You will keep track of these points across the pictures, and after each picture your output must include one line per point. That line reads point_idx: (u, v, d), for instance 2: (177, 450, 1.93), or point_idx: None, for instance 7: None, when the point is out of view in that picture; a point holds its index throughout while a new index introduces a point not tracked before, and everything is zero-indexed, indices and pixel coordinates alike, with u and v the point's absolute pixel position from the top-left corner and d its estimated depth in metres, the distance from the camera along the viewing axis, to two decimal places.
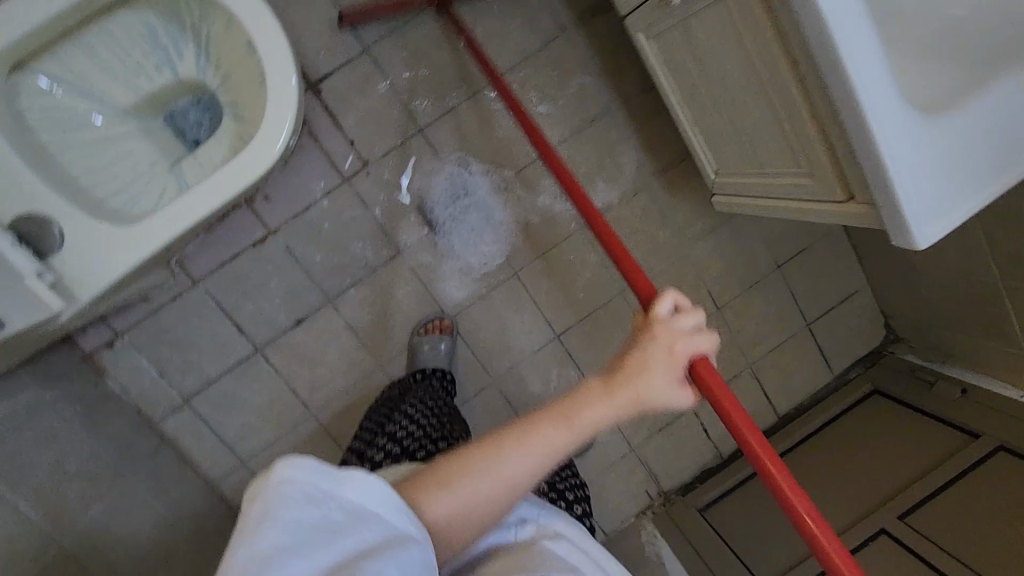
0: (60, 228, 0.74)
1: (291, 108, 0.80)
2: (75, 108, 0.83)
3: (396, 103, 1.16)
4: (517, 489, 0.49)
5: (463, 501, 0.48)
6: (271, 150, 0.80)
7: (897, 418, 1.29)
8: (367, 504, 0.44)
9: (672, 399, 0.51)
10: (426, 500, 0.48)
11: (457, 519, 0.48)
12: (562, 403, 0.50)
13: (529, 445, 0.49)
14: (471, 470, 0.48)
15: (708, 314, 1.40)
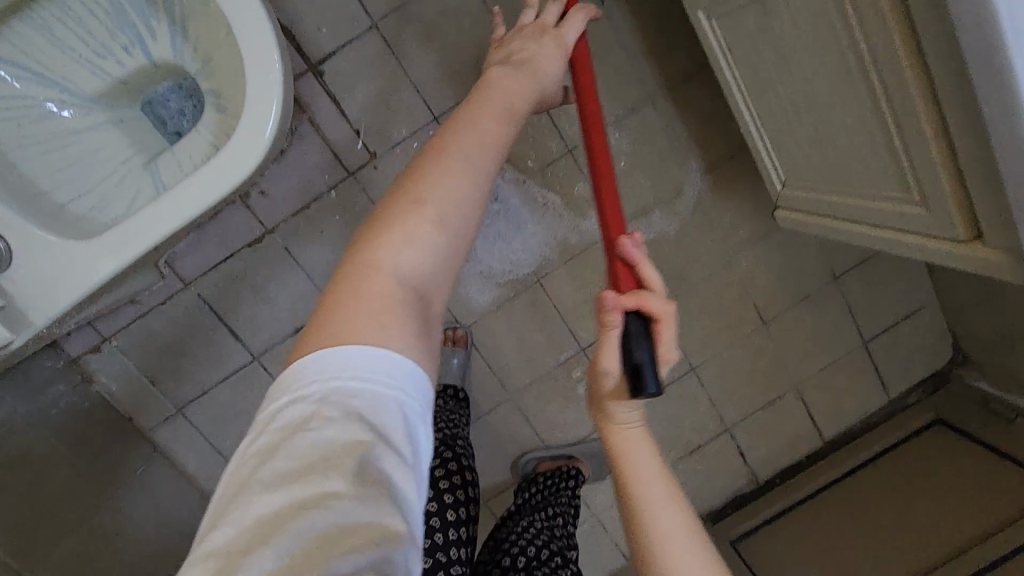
0: (7, 243, 0.64)
1: (276, 99, 0.68)
2: (33, 98, 0.72)
3: (409, 88, 1.02)
4: (473, 206, 0.47)
5: (438, 228, 0.46)
6: (258, 146, 0.67)
7: (964, 454, 1.14)
8: (361, 359, 0.39)
9: (540, 86, 0.57)
10: (394, 253, 0.45)
11: (434, 266, 0.46)
12: (472, 113, 0.50)
13: (467, 157, 0.47)
14: (421, 199, 0.46)
15: (753, 329, 1.25)
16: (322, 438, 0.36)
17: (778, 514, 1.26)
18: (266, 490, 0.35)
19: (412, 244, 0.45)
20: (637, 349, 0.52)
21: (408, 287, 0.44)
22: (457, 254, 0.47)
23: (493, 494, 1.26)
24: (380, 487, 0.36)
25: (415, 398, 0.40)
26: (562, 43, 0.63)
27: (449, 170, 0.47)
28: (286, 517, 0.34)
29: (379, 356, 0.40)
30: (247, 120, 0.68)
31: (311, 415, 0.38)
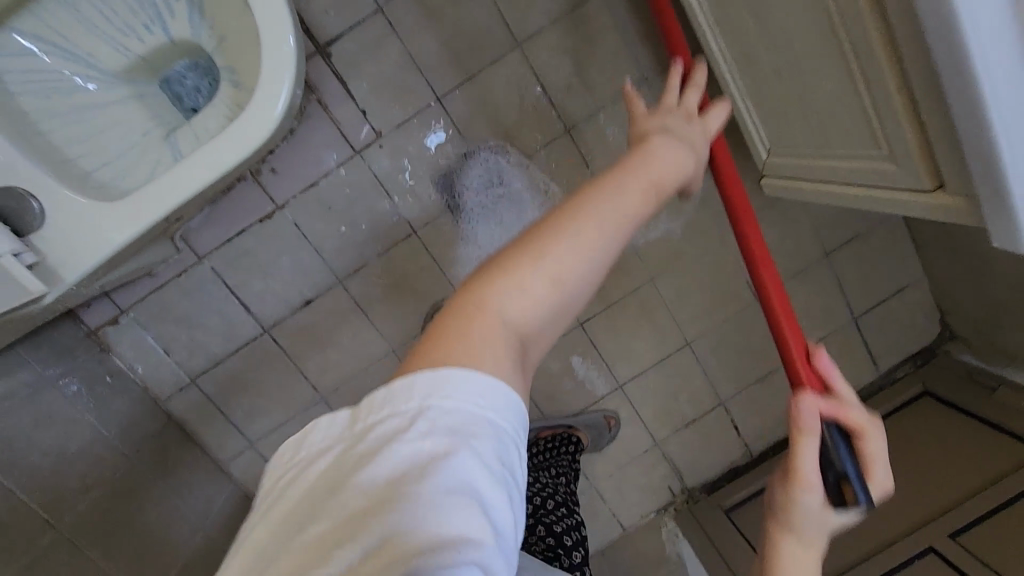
0: (38, 204, 0.68)
1: (290, 69, 0.72)
2: (59, 71, 0.76)
3: (413, 69, 1.06)
4: (596, 272, 0.47)
5: (555, 282, 0.46)
6: (270, 120, 0.72)
7: (948, 423, 1.18)
8: (460, 380, 0.41)
9: (685, 163, 0.56)
10: (508, 297, 0.45)
11: (541, 315, 0.46)
12: (617, 179, 0.50)
13: (602, 223, 0.47)
14: (545, 252, 0.46)
15: (745, 304, 1.29)
16: (409, 451, 0.39)
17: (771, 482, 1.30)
18: (354, 497, 0.38)
19: (523, 293, 0.46)
20: (842, 460, 0.56)
21: (512, 331, 0.45)
22: (565, 309, 0.48)
23: None
24: (465, 500, 0.37)
25: (504, 417, 0.41)
26: (710, 127, 0.63)
27: (582, 233, 0.47)
28: (371, 524, 0.37)
29: (480, 381, 0.41)
30: (259, 96, 0.72)
31: (403, 428, 0.40)
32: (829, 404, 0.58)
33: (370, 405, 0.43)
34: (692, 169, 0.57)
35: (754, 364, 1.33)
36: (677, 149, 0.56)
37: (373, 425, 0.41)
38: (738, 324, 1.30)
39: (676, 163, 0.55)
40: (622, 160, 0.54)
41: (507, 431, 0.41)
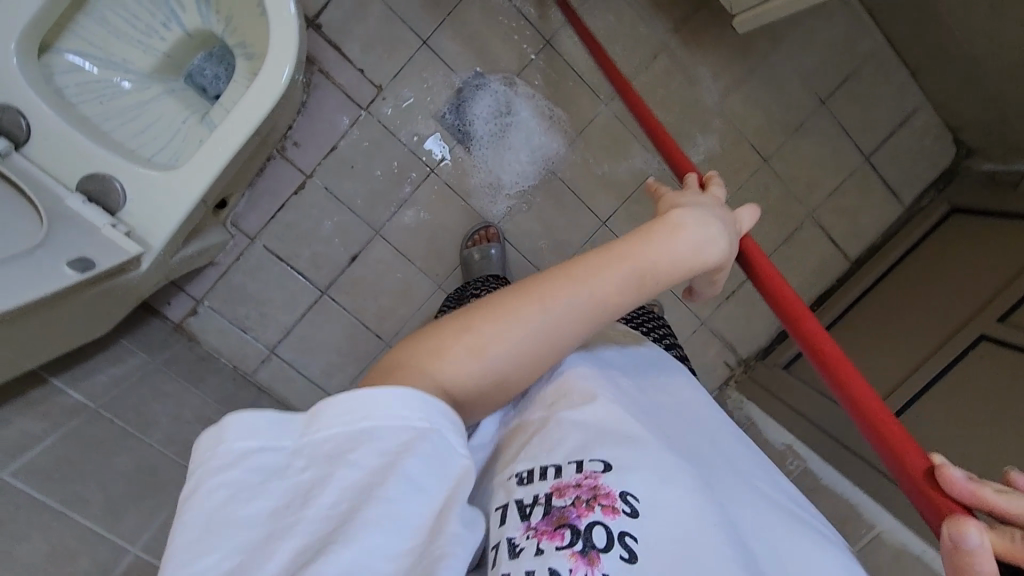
0: (120, 182, 0.80)
1: (294, 24, 0.83)
2: (105, 78, 0.88)
3: (396, 22, 1.16)
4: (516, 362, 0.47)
5: (485, 359, 0.47)
6: (279, 84, 0.82)
7: (978, 230, 1.21)
8: (349, 406, 0.41)
9: (711, 249, 0.52)
10: (436, 368, 0.46)
11: (472, 385, 0.47)
12: (590, 260, 0.50)
13: (547, 301, 0.48)
14: (485, 331, 0.47)
15: (755, 167, 1.35)
16: (293, 480, 0.39)
17: (820, 333, 1.37)
18: (242, 527, 0.37)
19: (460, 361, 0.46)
20: None
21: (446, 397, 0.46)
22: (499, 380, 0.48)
23: None
24: (354, 500, 0.38)
25: (394, 418, 0.40)
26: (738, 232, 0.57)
27: (519, 313, 0.47)
28: (264, 557, 0.36)
29: (396, 396, 0.41)
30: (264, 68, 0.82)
31: (275, 463, 0.39)
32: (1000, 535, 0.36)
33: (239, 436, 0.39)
34: (720, 254, 0.53)
35: (778, 224, 1.38)
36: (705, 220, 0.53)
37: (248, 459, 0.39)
38: (754, 188, 1.35)
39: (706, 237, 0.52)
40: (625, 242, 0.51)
41: (401, 424, 0.40)
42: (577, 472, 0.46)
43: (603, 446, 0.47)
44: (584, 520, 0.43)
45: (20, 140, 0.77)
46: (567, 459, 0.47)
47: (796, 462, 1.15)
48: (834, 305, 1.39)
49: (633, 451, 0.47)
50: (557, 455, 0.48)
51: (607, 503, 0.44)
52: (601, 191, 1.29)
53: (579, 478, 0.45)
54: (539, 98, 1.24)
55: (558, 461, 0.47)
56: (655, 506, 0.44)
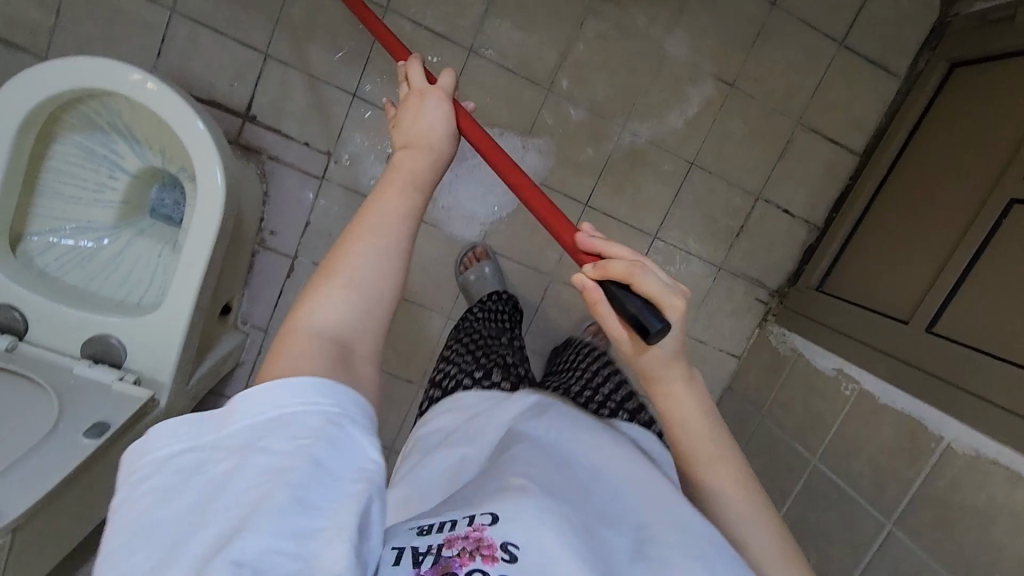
0: (117, 338, 0.86)
1: (211, 141, 0.85)
2: (79, 244, 0.94)
3: (321, 87, 1.16)
4: (381, 272, 0.56)
5: (348, 281, 0.54)
6: (218, 188, 0.85)
7: (983, 81, 1.10)
8: (255, 402, 0.44)
9: (436, 123, 0.68)
10: (303, 318, 0.53)
11: (342, 321, 0.53)
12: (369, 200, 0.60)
13: (363, 233, 0.57)
14: (336, 270, 0.55)
15: (724, 96, 1.27)
16: None
17: (846, 241, 1.27)
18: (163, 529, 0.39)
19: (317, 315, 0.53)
20: (640, 312, 0.55)
21: (329, 339, 0.52)
22: (367, 319, 0.55)
23: None
24: None
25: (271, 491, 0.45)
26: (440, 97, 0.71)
27: (352, 245, 0.56)
28: None
29: (294, 385, 0.45)
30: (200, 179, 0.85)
31: None
32: (623, 270, 0.56)
33: (167, 445, 0.43)
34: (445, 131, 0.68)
35: (767, 145, 1.30)
36: (415, 117, 0.69)
37: (174, 464, 0.42)
38: (727, 117, 1.28)
39: (415, 131, 0.67)
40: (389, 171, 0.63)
41: None
42: (467, 526, 0.46)
43: (496, 499, 0.48)
44: (466, 569, 0.43)
45: (21, 332, 0.84)
46: (463, 514, 0.47)
47: (851, 386, 1.09)
48: (851, 206, 1.29)
49: (519, 502, 0.47)
50: (457, 510, 0.48)
51: (487, 553, 0.43)
52: (572, 176, 1.27)
53: (466, 530, 0.45)
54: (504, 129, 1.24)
55: (454, 515, 0.47)
56: (533, 550, 0.44)
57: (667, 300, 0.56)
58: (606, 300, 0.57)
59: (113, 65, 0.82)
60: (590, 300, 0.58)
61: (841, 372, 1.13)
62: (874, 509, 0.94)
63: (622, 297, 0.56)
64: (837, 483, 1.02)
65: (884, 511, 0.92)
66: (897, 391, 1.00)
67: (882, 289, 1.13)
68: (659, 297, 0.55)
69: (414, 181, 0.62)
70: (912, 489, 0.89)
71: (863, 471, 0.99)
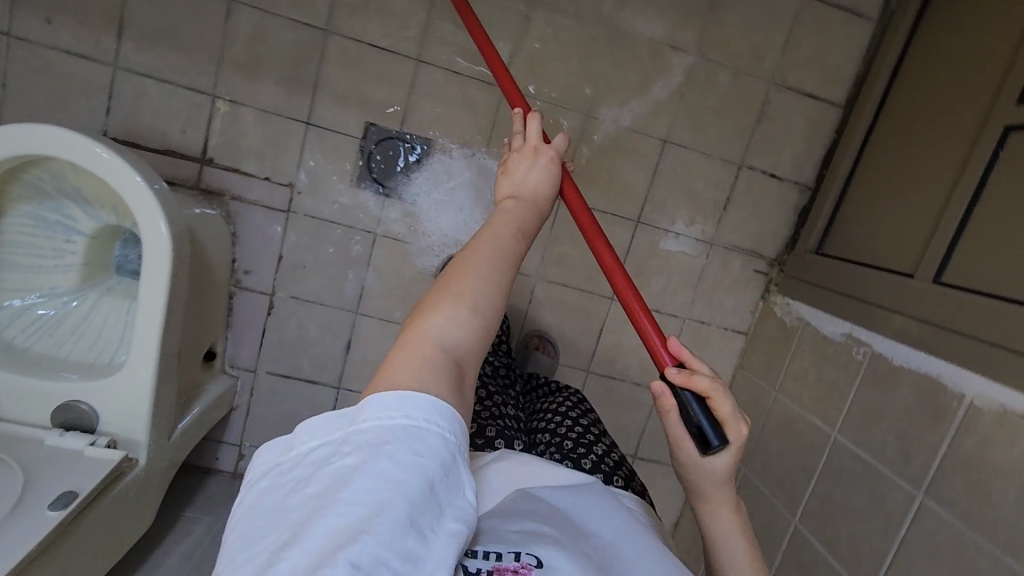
0: (87, 403, 0.84)
1: (151, 196, 0.84)
2: (44, 312, 0.93)
3: (273, 119, 1.14)
4: (496, 302, 0.63)
5: (472, 307, 0.61)
6: (164, 242, 0.84)
7: (962, 9, 1.02)
8: (387, 404, 0.52)
9: (543, 176, 0.76)
10: (426, 328, 0.60)
11: (458, 339, 0.60)
12: (487, 232, 0.67)
13: (478, 258, 0.64)
14: (456, 293, 0.61)
15: (690, 66, 1.21)
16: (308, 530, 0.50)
17: (840, 198, 1.20)
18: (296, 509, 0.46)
19: (442, 324, 0.60)
20: (696, 414, 0.63)
21: (446, 353, 0.59)
22: (477, 339, 0.61)
23: (591, 359, 1.34)
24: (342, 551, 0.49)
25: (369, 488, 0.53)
26: (554, 154, 0.79)
27: (472, 272, 0.63)
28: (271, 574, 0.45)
29: (423, 402, 0.52)
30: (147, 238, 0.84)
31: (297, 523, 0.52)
32: (683, 376, 0.65)
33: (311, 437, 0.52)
34: (553, 181, 0.77)
35: (743, 110, 1.24)
36: (530, 161, 0.77)
37: (312, 455, 0.50)
38: (698, 87, 1.22)
39: (528, 175, 0.76)
40: (502, 208, 0.71)
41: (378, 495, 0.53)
42: (514, 561, 0.54)
43: (537, 547, 0.57)
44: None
45: None
46: (507, 549, 0.56)
47: (862, 349, 1.02)
48: (839, 161, 1.22)
49: (556, 552, 0.56)
50: (501, 545, 0.57)
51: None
52: None
53: (514, 565, 0.54)
54: (482, 154, 1.20)
55: (500, 550, 0.56)
56: None
57: (730, 423, 0.63)
58: (677, 407, 0.65)
59: (44, 130, 0.81)
60: (662, 404, 0.66)
61: (849, 336, 1.06)
62: (903, 480, 0.87)
63: (686, 400, 0.64)
64: (859, 455, 0.96)
65: (913, 481, 0.85)
66: (909, 350, 0.92)
67: (881, 244, 1.06)
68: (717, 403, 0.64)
69: (519, 219, 0.70)
70: (939, 455, 0.82)
71: (886, 440, 0.91)
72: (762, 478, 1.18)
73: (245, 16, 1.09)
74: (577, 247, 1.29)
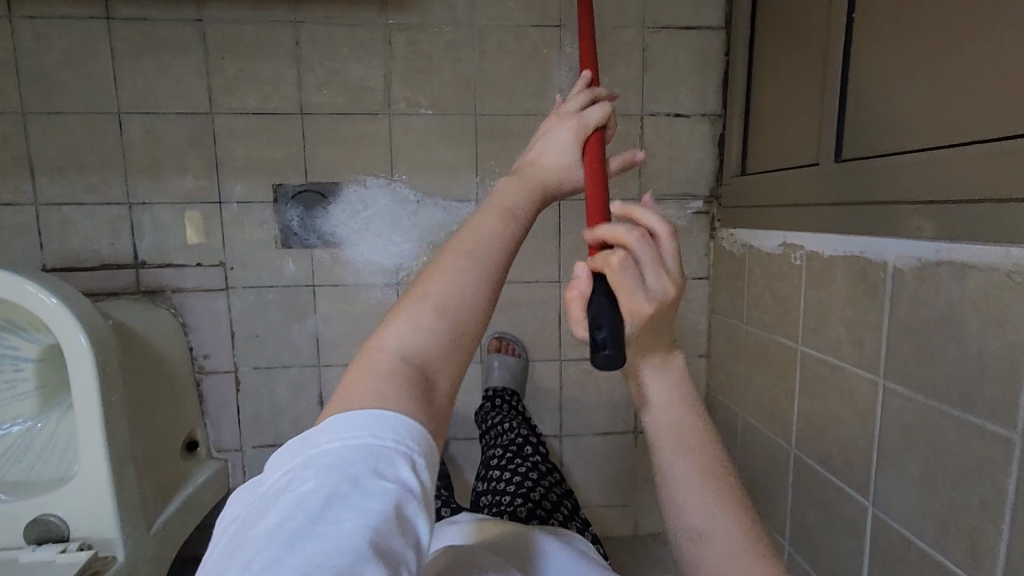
0: (55, 514, 0.87)
1: (65, 312, 0.86)
2: (13, 440, 0.98)
3: (188, 208, 1.20)
4: (477, 301, 0.53)
5: (441, 306, 0.52)
6: (83, 352, 0.86)
7: None
8: (350, 423, 0.45)
9: (569, 152, 0.67)
10: (397, 330, 0.52)
11: (424, 343, 0.51)
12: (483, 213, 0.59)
13: (466, 251, 0.55)
14: (434, 288, 0.53)
15: (559, 36, 1.21)
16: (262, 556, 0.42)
17: (745, 113, 1.18)
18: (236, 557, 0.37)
19: (404, 329, 0.52)
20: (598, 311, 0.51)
21: (407, 363, 0.50)
22: (450, 341, 0.52)
23: (560, 346, 1.30)
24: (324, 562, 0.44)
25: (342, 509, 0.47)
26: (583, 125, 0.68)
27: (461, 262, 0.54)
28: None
29: (380, 419, 0.45)
30: (70, 352, 0.87)
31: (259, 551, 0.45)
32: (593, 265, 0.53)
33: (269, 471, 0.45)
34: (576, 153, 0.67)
35: (626, 61, 1.23)
36: (556, 131, 0.69)
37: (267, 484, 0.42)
38: (574, 53, 1.22)
39: (558, 151, 0.67)
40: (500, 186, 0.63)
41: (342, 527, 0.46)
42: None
43: None
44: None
45: None
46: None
47: (797, 253, 0.97)
48: (736, 81, 1.20)
49: None
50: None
51: None
52: (451, 179, 1.24)
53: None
54: (393, 181, 1.23)
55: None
56: None
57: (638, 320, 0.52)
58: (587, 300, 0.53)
59: None
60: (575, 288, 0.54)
61: (785, 245, 1.01)
62: (863, 369, 0.81)
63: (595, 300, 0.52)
64: (824, 359, 0.90)
65: (871, 367, 0.79)
66: (832, 236, 0.88)
67: (788, 143, 1.02)
68: (635, 310, 0.51)
69: (518, 204, 0.61)
70: (886, 332, 0.76)
71: (840, 335, 0.86)
72: (757, 416, 1.12)
73: (136, 123, 1.17)
74: None
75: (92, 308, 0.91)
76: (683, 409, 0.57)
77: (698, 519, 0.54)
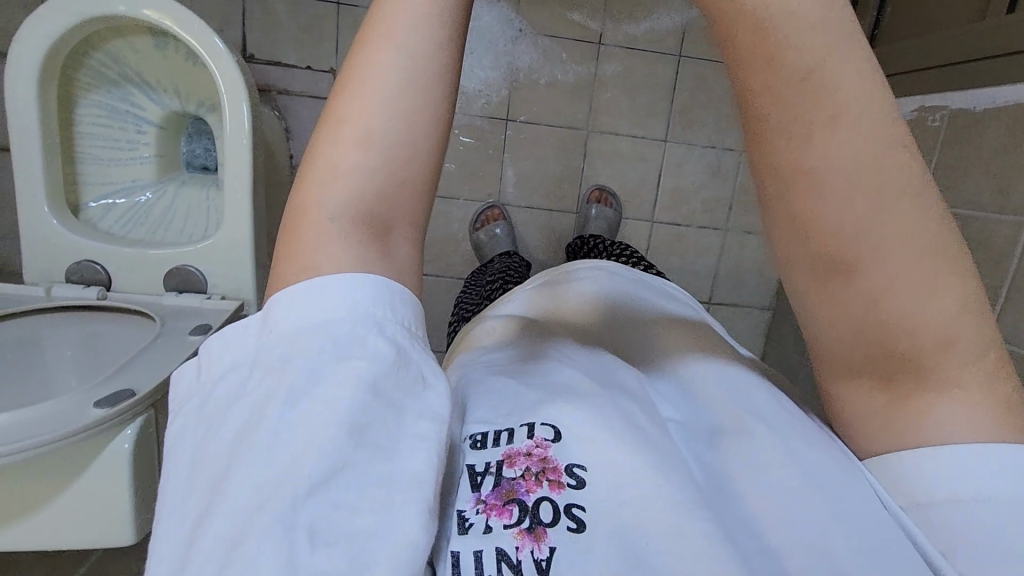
0: (193, 267, 0.88)
1: (235, 70, 0.82)
2: (133, 201, 0.95)
3: (304, 5, 1.14)
4: (419, 130, 0.41)
5: (366, 147, 0.40)
6: (244, 122, 0.83)
7: None
8: (297, 301, 0.38)
9: None
10: (323, 175, 0.40)
11: (371, 196, 0.41)
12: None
13: (381, 73, 0.39)
14: (349, 122, 0.40)
15: None
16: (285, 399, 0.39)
17: None
18: (212, 460, 0.33)
19: (336, 181, 0.40)
20: None
21: (339, 216, 0.40)
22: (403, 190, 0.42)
23: (654, 208, 1.33)
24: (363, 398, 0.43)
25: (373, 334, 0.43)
26: None
27: (381, 85, 0.39)
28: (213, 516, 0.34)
29: (333, 286, 0.38)
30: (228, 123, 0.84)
31: None
32: None
33: (229, 350, 0.38)
34: None
35: None
36: None
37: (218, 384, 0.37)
38: None
39: None
40: None
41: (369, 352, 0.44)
42: (528, 440, 0.45)
43: (546, 411, 0.47)
44: (534, 496, 0.41)
45: (107, 283, 0.88)
46: (520, 423, 0.46)
47: (936, 117, 1.00)
48: None
49: (571, 410, 0.47)
50: (512, 419, 0.47)
51: (554, 478, 0.42)
52: (578, 17, 1.21)
53: (528, 448, 0.44)
54: (518, 10, 1.19)
55: (511, 425, 0.46)
56: (603, 471, 0.43)
57: None
58: None
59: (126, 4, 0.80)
60: None
61: (921, 108, 1.04)
62: (1005, 214, 0.84)
63: None
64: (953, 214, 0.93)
65: (1016, 211, 0.82)
66: (985, 91, 0.90)
67: (942, 8, 1.02)
68: None
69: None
70: None
71: (980, 186, 0.89)
72: None
73: None
74: (622, 92, 1.26)
75: (248, 74, 0.87)
76: (822, 51, 0.33)
77: (864, 204, 0.36)
